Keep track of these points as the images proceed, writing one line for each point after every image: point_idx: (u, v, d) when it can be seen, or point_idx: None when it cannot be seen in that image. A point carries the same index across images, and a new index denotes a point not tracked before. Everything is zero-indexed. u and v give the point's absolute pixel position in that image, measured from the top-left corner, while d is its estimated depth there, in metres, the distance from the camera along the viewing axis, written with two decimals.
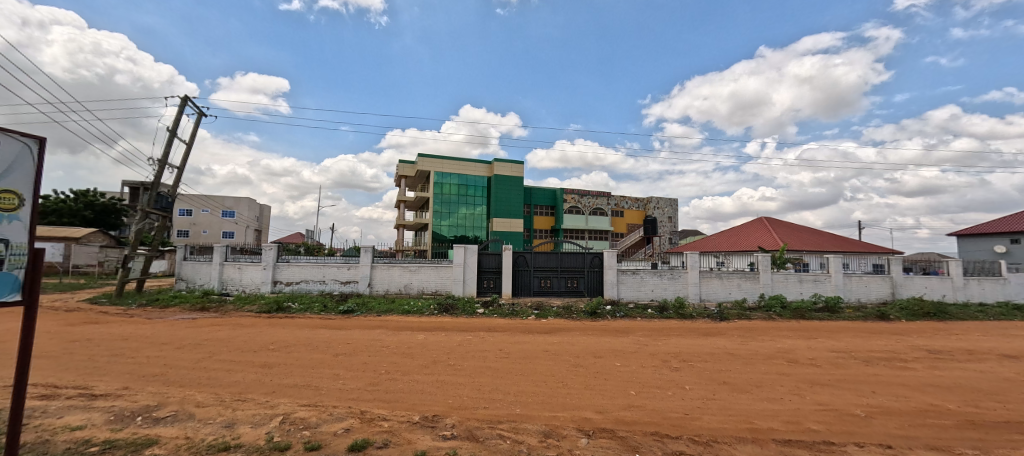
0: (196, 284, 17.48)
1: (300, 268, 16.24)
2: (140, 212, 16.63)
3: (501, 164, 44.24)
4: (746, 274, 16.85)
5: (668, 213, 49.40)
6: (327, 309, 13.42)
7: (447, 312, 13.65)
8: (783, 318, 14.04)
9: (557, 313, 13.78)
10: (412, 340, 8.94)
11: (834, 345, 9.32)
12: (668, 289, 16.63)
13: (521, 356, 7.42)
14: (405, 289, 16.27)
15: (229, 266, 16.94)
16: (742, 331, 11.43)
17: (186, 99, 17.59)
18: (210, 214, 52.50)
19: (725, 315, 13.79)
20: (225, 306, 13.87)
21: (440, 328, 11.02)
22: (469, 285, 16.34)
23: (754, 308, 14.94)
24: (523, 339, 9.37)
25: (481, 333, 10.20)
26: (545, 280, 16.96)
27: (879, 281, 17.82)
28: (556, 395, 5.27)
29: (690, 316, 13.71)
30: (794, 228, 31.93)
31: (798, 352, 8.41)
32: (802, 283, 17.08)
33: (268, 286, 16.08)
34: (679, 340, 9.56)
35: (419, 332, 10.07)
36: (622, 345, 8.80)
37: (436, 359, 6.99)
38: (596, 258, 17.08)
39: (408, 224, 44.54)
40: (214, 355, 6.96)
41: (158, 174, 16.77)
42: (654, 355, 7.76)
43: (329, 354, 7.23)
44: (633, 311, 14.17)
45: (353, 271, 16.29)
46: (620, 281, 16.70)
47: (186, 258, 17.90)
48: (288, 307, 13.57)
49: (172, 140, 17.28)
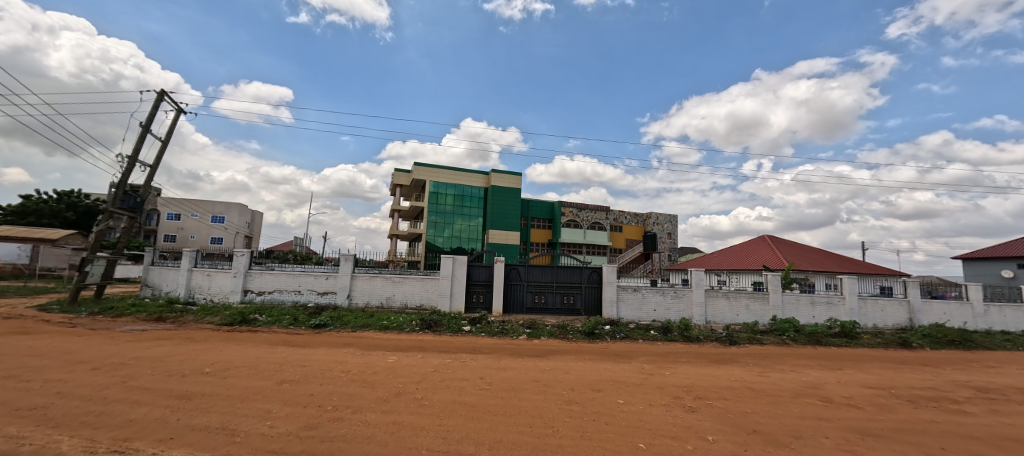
0: (162, 292, 16.18)
1: (273, 277, 14.99)
2: (105, 212, 15.34)
3: (499, 175, 43.34)
4: (754, 295, 15.69)
5: (667, 229, 48.44)
6: (296, 323, 12.12)
7: (430, 329, 12.37)
8: (798, 343, 12.81)
9: (551, 333, 12.51)
10: (381, 363, 7.69)
11: (868, 379, 8.11)
12: (672, 309, 15.43)
13: (505, 388, 6.21)
14: (387, 302, 15.00)
15: (197, 273, 15.68)
16: (758, 360, 10.19)
17: (163, 93, 16.59)
18: (199, 219, 51.18)
19: (734, 339, 12.58)
20: (185, 317, 12.55)
21: (419, 348, 9.74)
22: (457, 300, 15.10)
23: (765, 332, 13.73)
24: (511, 364, 8.13)
25: (464, 356, 8.94)
26: (539, 296, 15.78)
27: (896, 305, 16.70)
28: (544, 450, 4.03)
29: (697, 340, 12.49)
30: (798, 247, 30.98)
31: (830, 388, 7.22)
32: (814, 306, 15.93)
33: (237, 296, 14.79)
34: (689, 370, 8.32)
35: (392, 353, 8.81)
36: (625, 373, 7.59)
37: (401, 390, 5.74)
38: (594, 273, 15.92)
39: (401, 233, 43.28)
40: (129, 381, 5.69)
41: (127, 171, 15.60)
42: (665, 390, 6.52)
43: (274, 381, 5.98)
44: (634, 332, 12.93)
45: (331, 281, 15.03)
46: (620, 298, 15.50)
47: (154, 263, 16.66)
48: (254, 319, 12.26)
49: (145, 135, 16.19)
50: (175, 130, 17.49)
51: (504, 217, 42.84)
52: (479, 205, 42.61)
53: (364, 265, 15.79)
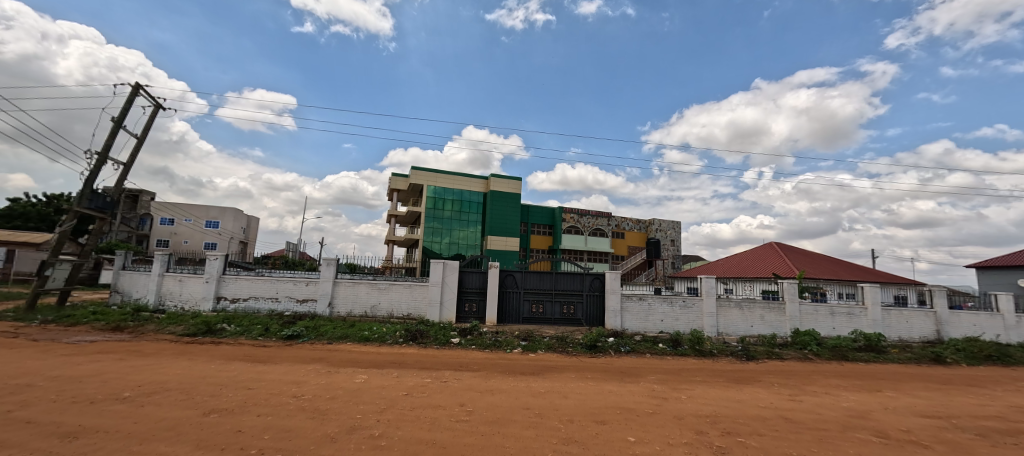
0: (132, 298, 15.06)
1: (249, 283, 13.86)
2: (69, 212, 14.20)
3: (499, 180, 42.27)
4: (770, 305, 14.49)
5: (670, 236, 47.26)
6: (267, 333, 10.96)
7: (415, 341, 11.19)
8: (822, 359, 11.58)
9: (549, 346, 11.30)
10: (346, 383, 6.52)
11: (921, 407, 6.90)
12: (680, 320, 14.24)
13: (489, 420, 5.05)
14: (371, 311, 13.85)
15: (169, 278, 14.57)
16: (783, 378, 8.98)
17: (138, 87, 15.69)
18: (193, 224, 50.27)
19: (752, 353, 11.38)
20: (146, 326, 11.41)
21: (397, 364, 8.55)
22: (447, 309, 13.94)
23: (784, 345, 12.51)
24: (500, 386, 6.94)
25: (446, 374, 7.76)
26: (537, 305, 14.61)
27: (922, 316, 15.48)
28: None
29: (711, 355, 11.29)
30: (808, 255, 29.74)
31: (880, 420, 6.03)
32: (834, 316, 14.72)
33: (209, 303, 13.65)
34: (709, 393, 7.11)
35: (363, 371, 7.63)
36: (634, 399, 6.40)
37: (356, 425, 4.59)
38: (596, 281, 14.77)
39: (397, 239, 42.16)
40: (17, 411, 4.56)
41: (95, 168, 14.57)
42: (682, 422, 5.33)
43: (199, 411, 4.84)
44: (640, 345, 11.73)
45: (312, 288, 13.86)
46: (624, 308, 14.30)
47: (125, 268, 15.55)
48: (221, 329, 11.10)
49: (117, 131, 15.21)
50: (152, 127, 16.51)
51: (503, 223, 41.72)
52: (478, 210, 41.52)
53: (348, 269, 14.65)
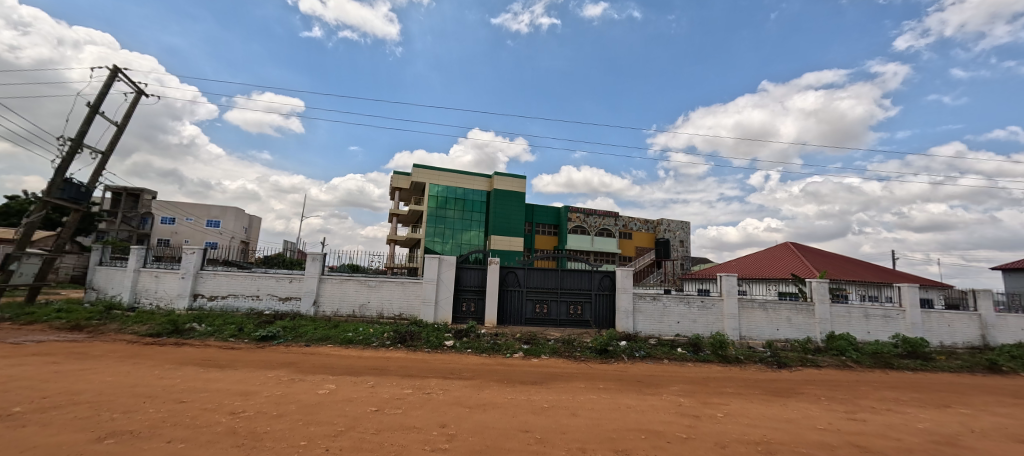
0: (107, 296, 14.04)
1: (228, 279, 12.78)
2: (39, 202, 13.21)
3: (502, 178, 41.02)
4: (798, 306, 13.13)
5: (680, 236, 45.83)
6: (239, 334, 9.84)
7: (403, 344, 10.01)
8: (864, 367, 10.23)
9: (554, 350, 10.06)
10: (305, 395, 5.34)
11: (1017, 431, 5.57)
12: (698, 322, 12.94)
13: (475, 450, 3.81)
14: (360, 311, 12.72)
15: (145, 274, 13.53)
16: (828, 390, 7.66)
17: (117, 69, 14.78)
18: (193, 224, 49.76)
19: (784, 360, 10.08)
20: (108, 326, 10.32)
21: (377, 371, 7.34)
22: (443, 308, 12.76)
23: (818, 351, 11.17)
24: (495, 399, 5.73)
25: (432, 383, 6.54)
26: (540, 306, 13.39)
27: (965, 320, 14.06)
28: None
29: (738, 361, 9.98)
30: (827, 255, 28.23)
31: (977, 450, 4.71)
32: (869, 320, 13.34)
33: (185, 301, 12.59)
34: (749, 410, 5.83)
35: (334, 379, 6.44)
36: (658, 419, 5.15)
37: None
38: (605, 279, 13.55)
39: (398, 238, 41.09)
40: None
41: (69, 156, 13.60)
42: (727, 453, 4.08)
43: (95, 435, 3.70)
44: (657, 350, 10.46)
45: (296, 285, 12.75)
46: (637, 308, 13.04)
47: (102, 263, 14.56)
48: (189, 329, 10.00)
49: (94, 116, 14.25)
50: (133, 114, 15.55)
51: (507, 222, 40.46)
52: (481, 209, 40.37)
53: (348, 269, 13.98)
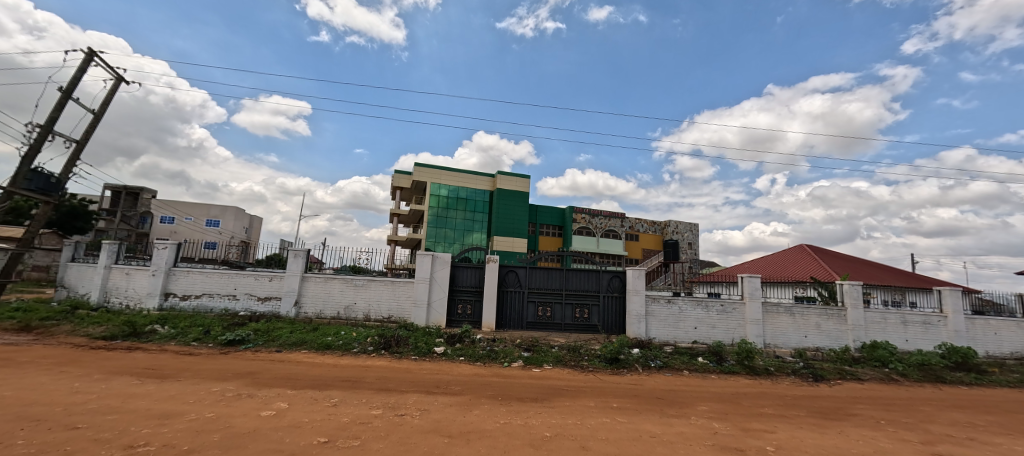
0: (77, 294, 13.04)
1: (203, 277, 11.75)
2: (3, 193, 12.27)
3: (506, 178, 39.92)
4: (828, 311, 11.86)
5: (687, 239, 44.53)
6: (204, 338, 8.76)
7: (388, 350, 8.87)
8: (912, 381, 8.97)
9: (559, 359, 8.88)
10: (243, 420, 4.20)
11: None
12: (717, 328, 11.72)
13: None
14: (345, 313, 11.63)
15: (116, 271, 12.52)
16: (885, 411, 6.41)
17: (93, 53, 13.88)
18: (193, 223, 49.29)
19: (820, 373, 8.84)
20: (62, 327, 9.28)
21: (349, 383, 6.20)
22: (436, 311, 11.63)
23: (855, 362, 9.92)
24: (483, 424, 4.56)
25: (410, 402, 5.38)
26: (543, 309, 12.22)
27: (1013, 327, 12.71)
28: None
29: (768, 373, 8.75)
30: (845, 258, 26.85)
31: None
32: (907, 327, 12.05)
33: (155, 301, 11.56)
34: (805, 441, 4.61)
35: (289, 395, 5.29)
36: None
37: None
38: (615, 279, 12.38)
39: (399, 238, 40.03)
40: None
41: (37, 143, 12.66)
42: None
43: None
44: (674, 359, 9.25)
45: (276, 284, 11.69)
46: (650, 312, 11.82)
47: (74, 260, 13.60)
48: (150, 331, 8.95)
49: (66, 102, 13.32)
50: (111, 102, 14.66)
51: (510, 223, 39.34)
52: (483, 210, 39.25)
53: (347, 271, 12.92)
